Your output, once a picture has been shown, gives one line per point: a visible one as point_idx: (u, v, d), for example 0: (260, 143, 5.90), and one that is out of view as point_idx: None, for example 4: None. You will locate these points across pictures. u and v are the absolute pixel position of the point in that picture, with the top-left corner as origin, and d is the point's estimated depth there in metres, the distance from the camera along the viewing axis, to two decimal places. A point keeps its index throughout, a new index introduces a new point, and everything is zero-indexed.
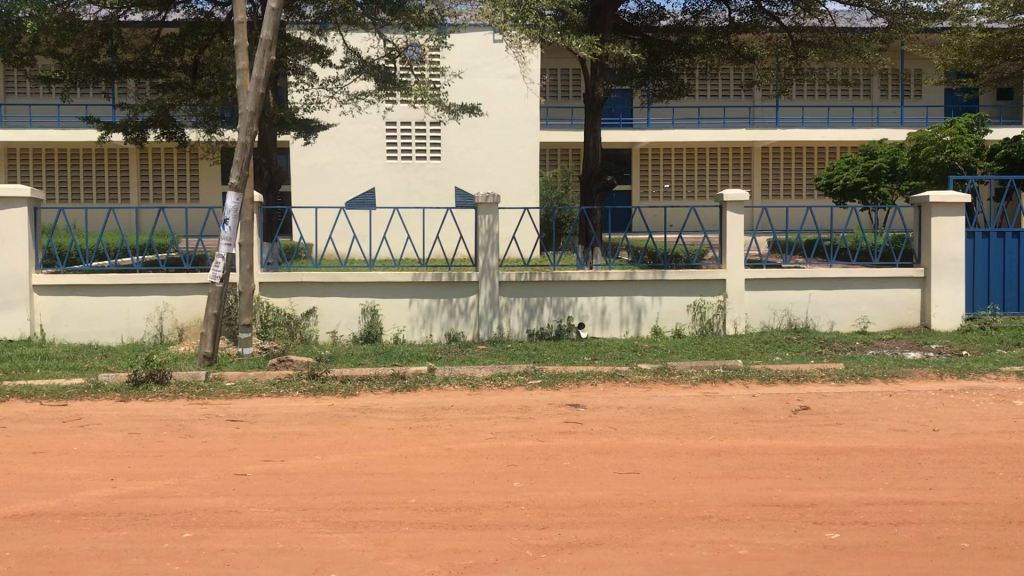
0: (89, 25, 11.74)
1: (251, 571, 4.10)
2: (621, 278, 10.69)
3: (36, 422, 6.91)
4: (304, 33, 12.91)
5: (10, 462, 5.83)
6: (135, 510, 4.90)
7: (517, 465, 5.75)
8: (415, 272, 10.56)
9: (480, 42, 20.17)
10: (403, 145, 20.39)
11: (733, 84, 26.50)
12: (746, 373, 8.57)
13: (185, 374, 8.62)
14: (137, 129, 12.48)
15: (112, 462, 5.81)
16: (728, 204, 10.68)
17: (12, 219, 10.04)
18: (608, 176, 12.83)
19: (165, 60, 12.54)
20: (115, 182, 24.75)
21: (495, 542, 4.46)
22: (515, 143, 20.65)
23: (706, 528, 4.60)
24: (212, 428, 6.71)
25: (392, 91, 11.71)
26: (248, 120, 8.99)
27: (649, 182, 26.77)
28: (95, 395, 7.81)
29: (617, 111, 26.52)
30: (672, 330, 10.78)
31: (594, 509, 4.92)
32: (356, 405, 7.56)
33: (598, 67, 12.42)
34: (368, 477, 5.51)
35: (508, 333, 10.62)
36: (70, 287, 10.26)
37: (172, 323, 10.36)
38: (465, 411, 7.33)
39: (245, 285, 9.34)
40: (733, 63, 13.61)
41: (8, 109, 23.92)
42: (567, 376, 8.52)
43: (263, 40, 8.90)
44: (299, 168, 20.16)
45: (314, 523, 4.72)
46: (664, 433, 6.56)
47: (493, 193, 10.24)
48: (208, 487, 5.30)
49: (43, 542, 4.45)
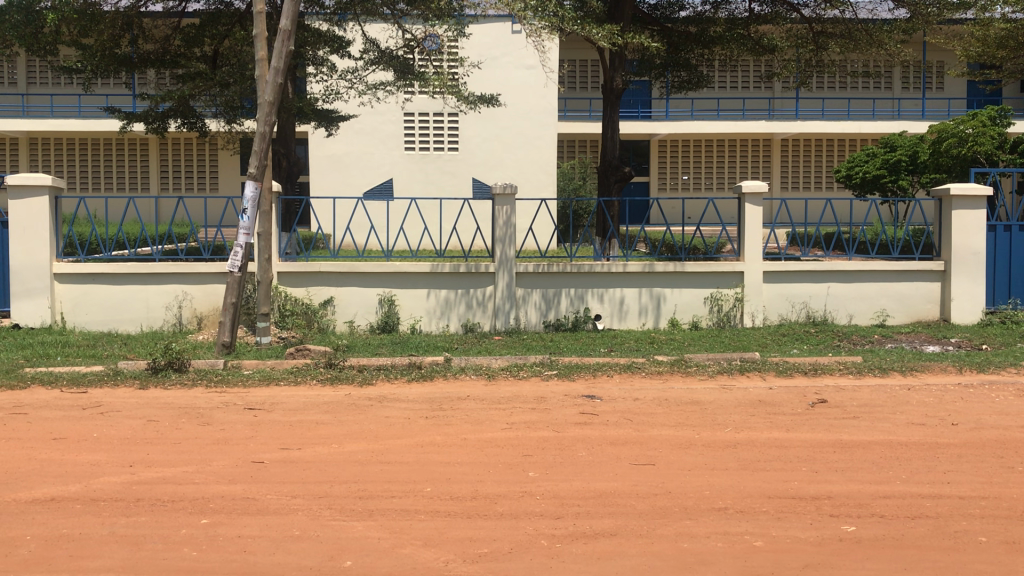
0: (111, 16, 11.70)
1: (267, 557, 4.14)
2: (639, 270, 10.67)
3: (57, 408, 6.98)
4: (321, 22, 12.84)
5: (32, 448, 5.90)
6: (154, 497, 4.95)
7: (532, 456, 5.76)
8: (432, 263, 10.56)
9: (500, 32, 20.25)
10: (421, 136, 20.40)
11: (752, 76, 26.34)
12: (763, 365, 8.54)
13: (204, 362, 8.68)
14: (158, 119, 12.47)
15: (132, 449, 5.86)
16: (746, 196, 10.64)
17: (32, 208, 10.15)
18: (625, 168, 12.71)
19: (185, 51, 12.54)
20: (135, 171, 24.90)
21: (510, 531, 4.47)
22: (533, 135, 20.60)
23: (721, 520, 4.60)
24: (230, 416, 6.77)
25: (411, 82, 11.66)
26: (266, 110, 8.97)
27: (668, 174, 26.60)
28: (115, 381, 7.90)
29: (635, 103, 26.50)
30: (689, 322, 10.75)
31: (609, 499, 4.92)
32: (373, 394, 7.59)
33: (617, 57, 12.30)
34: (385, 466, 5.55)
35: (525, 324, 10.64)
36: (89, 276, 10.34)
37: (192, 312, 10.42)
38: (481, 401, 7.33)
39: (265, 274, 9.41)
40: (752, 55, 13.33)
41: (30, 100, 24.15)
42: (583, 367, 8.50)
43: (283, 30, 8.92)
44: (318, 159, 20.25)
45: (331, 511, 4.75)
46: (680, 425, 6.54)
47: (511, 184, 10.23)
48: (226, 474, 5.34)
49: (63, 527, 4.50)
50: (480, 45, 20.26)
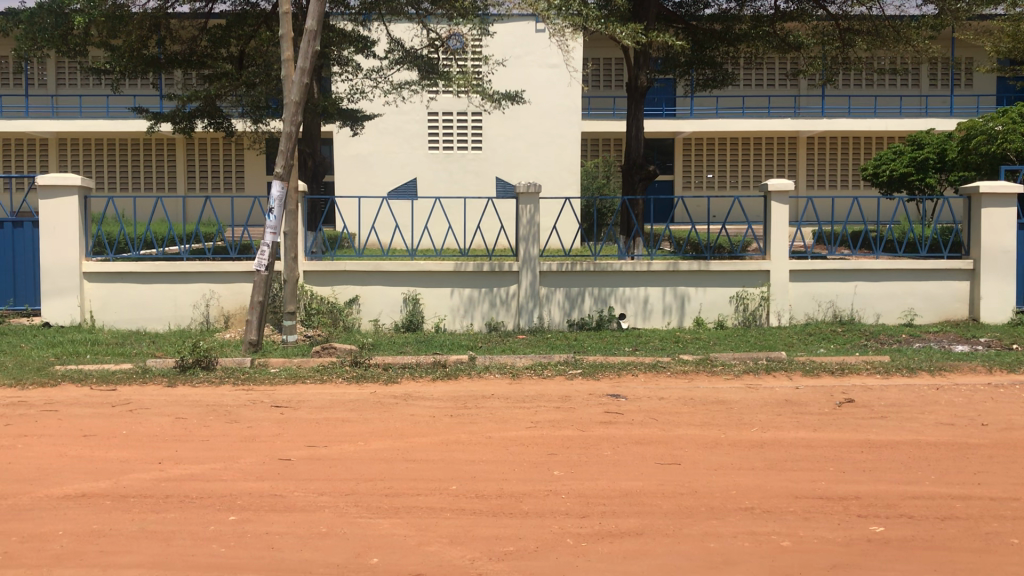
0: (139, 17, 11.80)
1: (295, 554, 4.16)
2: (664, 269, 10.64)
3: (87, 406, 7.06)
4: (346, 22, 12.87)
5: (62, 445, 5.97)
6: (182, 493, 5.00)
7: (557, 455, 5.76)
8: (456, 262, 10.58)
9: (523, 31, 20.22)
10: (445, 135, 20.45)
11: (777, 74, 26.15)
12: (789, 365, 8.49)
13: (231, 360, 8.74)
14: (185, 119, 12.56)
15: (160, 446, 5.92)
16: (772, 194, 10.58)
17: (61, 207, 10.28)
18: (649, 166, 12.67)
19: (212, 52, 12.57)
20: (162, 171, 25.11)
21: (535, 529, 4.47)
22: (557, 134, 20.58)
23: (748, 520, 4.58)
24: (257, 414, 6.81)
25: (436, 82, 11.68)
26: (293, 110, 9.03)
27: (692, 172, 26.50)
28: (143, 379, 7.98)
29: (660, 101, 26.42)
30: (715, 321, 10.70)
31: (635, 499, 4.92)
32: (398, 392, 7.62)
33: (642, 55, 12.25)
34: (411, 463, 5.57)
35: (548, 323, 10.63)
36: (118, 275, 10.46)
37: (219, 311, 10.50)
38: (506, 400, 7.34)
39: (291, 273, 9.47)
40: (777, 52, 13.24)
41: (59, 100, 24.42)
42: (608, 366, 8.49)
43: (308, 30, 8.98)
44: (342, 159, 20.36)
45: (358, 508, 4.78)
46: (706, 424, 6.52)
47: (534, 182, 10.26)
48: (253, 471, 5.39)
49: (93, 523, 4.56)
50: (504, 43, 20.24)
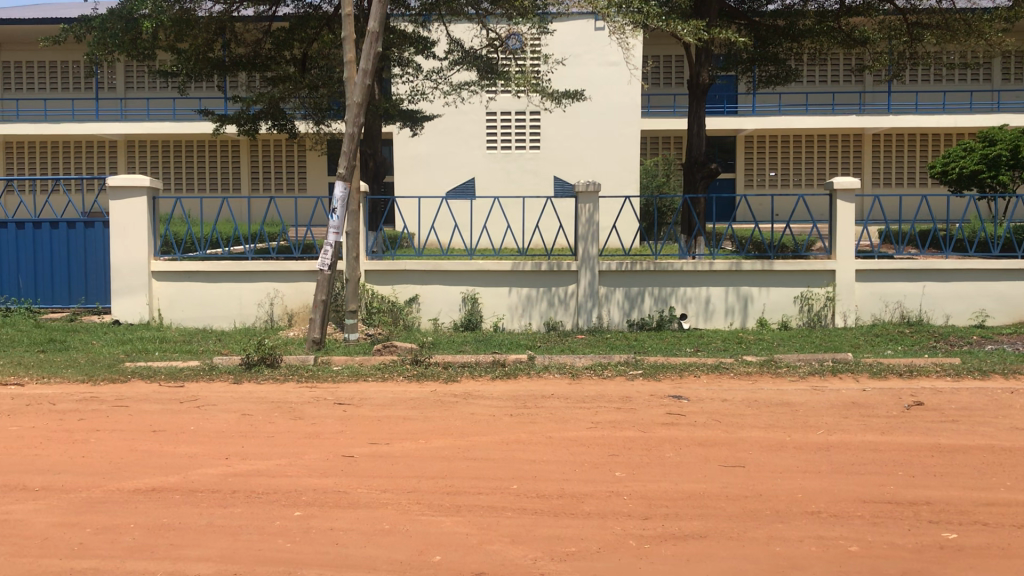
0: (205, 21, 12.04)
1: (358, 550, 4.20)
2: (726, 269, 10.51)
3: (156, 402, 7.22)
4: (407, 23, 12.95)
5: (132, 440, 6.11)
6: (248, 489, 5.08)
7: (618, 456, 5.72)
8: (515, 261, 10.58)
9: (582, 30, 20.14)
10: (504, 134, 20.50)
11: (842, 70, 25.66)
12: (856, 367, 8.31)
13: (295, 358, 8.87)
14: (250, 121, 12.75)
15: (227, 442, 6.02)
16: (838, 192, 10.40)
17: (131, 208, 10.54)
18: (711, 164, 12.52)
19: (276, 54, 12.80)
20: (227, 171, 25.61)
21: (597, 530, 4.45)
22: (616, 132, 20.46)
23: (815, 524, 4.50)
24: (320, 411, 6.90)
25: (495, 81, 11.71)
26: (355, 111, 9.13)
27: (755, 170, 26.16)
28: (210, 376, 8.14)
29: (722, 98, 26.14)
30: (779, 322, 10.54)
31: (698, 501, 4.86)
32: (458, 391, 7.65)
33: (704, 52, 12.12)
34: (471, 462, 5.58)
35: (608, 323, 10.58)
36: (185, 274, 10.69)
37: (282, 309, 10.66)
38: (566, 400, 7.32)
39: (352, 272, 9.58)
40: (842, 48, 12.97)
41: (128, 103, 25.06)
42: (669, 367, 8.41)
43: (371, 32, 9.07)
44: (401, 159, 20.55)
45: (419, 506, 4.80)
46: (770, 427, 6.42)
47: (593, 181, 10.22)
48: (317, 468, 5.45)
49: (163, 516, 4.65)
50: (563, 42, 20.19)
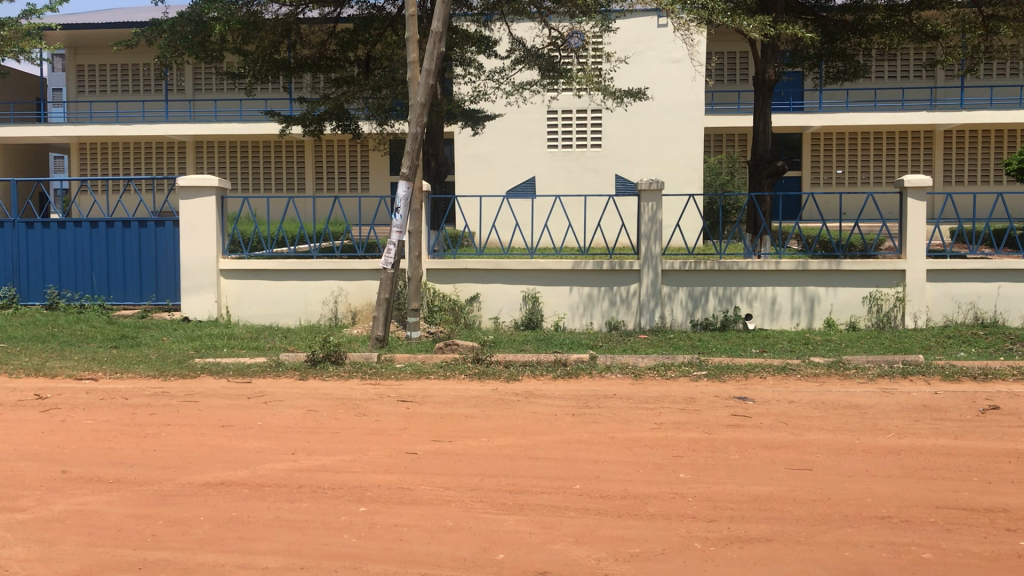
0: (271, 23, 12.23)
1: (422, 546, 4.23)
2: (792, 268, 10.33)
3: (225, 397, 7.37)
4: (469, 23, 13.00)
5: (202, 434, 6.25)
6: (315, 484, 5.15)
7: (682, 457, 5.67)
8: (576, 260, 10.55)
9: (644, 27, 20.00)
10: (565, 133, 20.48)
11: (912, 65, 25.06)
12: (927, 369, 8.11)
13: (359, 355, 8.97)
14: (315, 122, 12.93)
15: (293, 437, 6.11)
16: (908, 190, 10.16)
17: (200, 208, 10.77)
18: (777, 161, 12.32)
19: (340, 55, 12.95)
20: (292, 171, 26.03)
21: (662, 532, 4.41)
22: (678, 130, 20.27)
23: (885, 529, 4.39)
24: (384, 408, 6.97)
25: (557, 80, 11.67)
26: (418, 111, 9.18)
27: (821, 168, 25.69)
28: (276, 372, 8.28)
29: (787, 95, 25.74)
30: (846, 322, 10.33)
31: (765, 504, 4.78)
32: (520, 390, 7.65)
33: (769, 47, 11.94)
34: (534, 461, 5.58)
35: (671, 323, 10.48)
36: (252, 272, 10.89)
37: (346, 307, 10.78)
38: (629, 400, 7.27)
39: (415, 270, 9.64)
40: (913, 42, 12.64)
41: (196, 105, 25.62)
42: (734, 368, 8.31)
43: (434, 32, 9.12)
44: (462, 158, 20.65)
45: (483, 504, 4.81)
46: (838, 429, 6.29)
47: (657, 180, 10.14)
48: (382, 464, 5.50)
49: (232, 510, 4.74)
50: (625, 40, 20.08)
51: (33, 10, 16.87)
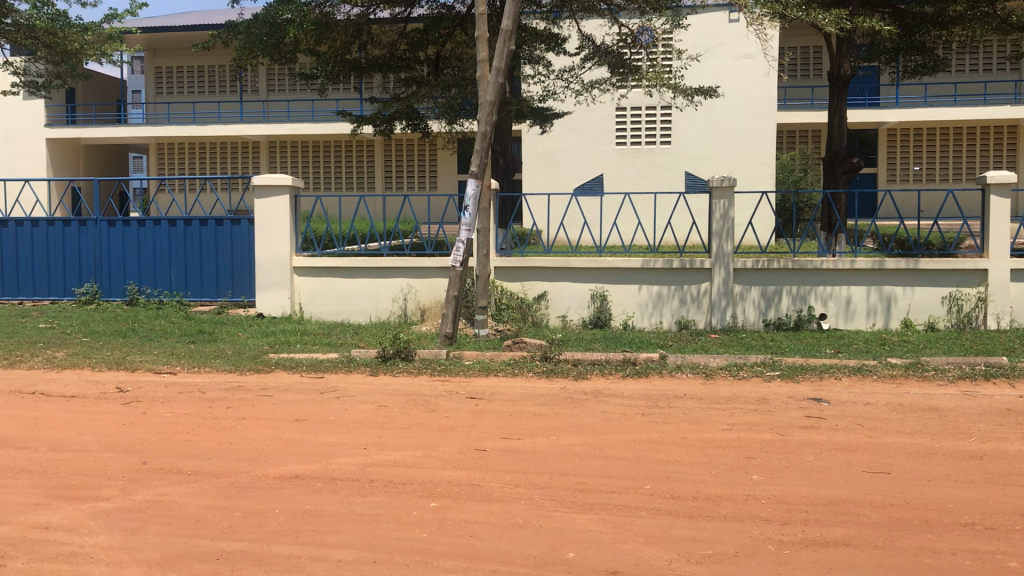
0: (343, 24, 12.42)
1: (493, 543, 4.24)
2: (868, 267, 10.10)
3: (298, 392, 7.50)
4: (539, 22, 13.00)
5: (277, 428, 6.37)
6: (386, 479, 5.21)
7: (755, 458, 5.58)
8: (645, 258, 10.48)
9: (715, 23, 19.77)
10: (634, 130, 20.35)
11: (994, 58, 24.30)
12: (1011, 372, 7.84)
13: (428, 352, 9.04)
14: (385, 121, 13.06)
15: (365, 432, 6.20)
16: (991, 187, 9.86)
17: (275, 206, 10.99)
18: (853, 158, 12.05)
19: (410, 54, 13.08)
20: (362, 170, 26.37)
21: (734, 534, 4.35)
22: (749, 126, 19.97)
23: (968, 536, 4.27)
24: (454, 405, 7.02)
25: (626, 77, 11.60)
26: (488, 109, 9.22)
27: (897, 165, 25.06)
28: (348, 368, 8.40)
29: (862, 90, 25.18)
30: (925, 323, 10.06)
31: (841, 507, 4.68)
32: (589, 389, 7.63)
33: (845, 41, 11.70)
34: (603, 460, 5.55)
35: (743, 322, 10.33)
36: (324, 270, 11.06)
37: (415, 304, 10.88)
38: (700, 400, 7.19)
39: (483, 268, 9.68)
40: (997, 34, 12.22)
41: (270, 105, 26.14)
42: (808, 369, 8.16)
43: (505, 30, 9.15)
44: (530, 156, 20.68)
45: (553, 502, 4.81)
46: (917, 432, 6.13)
47: (728, 177, 10.01)
48: (452, 460, 5.54)
49: (306, 502, 4.83)
50: (696, 36, 19.88)
51: (115, 14, 17.40)
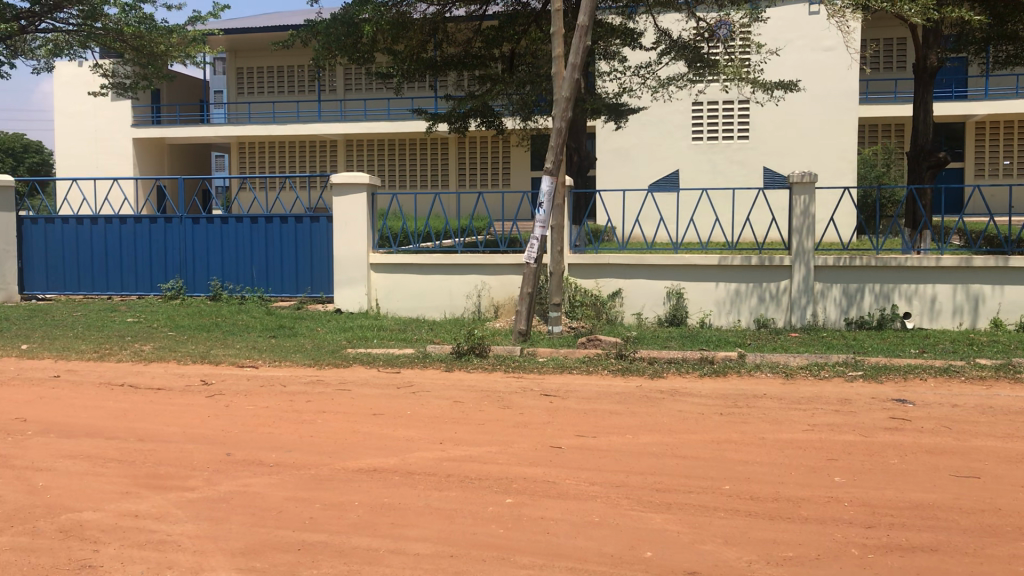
0: (419, 23, 12.58)
1: (570, 540, 4.24)
2: (955, 264, 9.79)
3: (375, 387, 7.61)
4: (615, 18, 12.94)
5: (355, 422, 6.48)
6: (462, 474, 5.25)
7: (837, 460, 5.46)
8: (722, 255, 10.34)
9: (795, 15, 19.41)
10: (709, 125, 20.09)
11: None
12: None
13: (503, 348, 9.08)
14: (460, 119, 13.15)
15: (442, 428, 6.25)
16: None
17: (352, 203, 11.17)
18: (939, 153, 11.69)
19: (485, 52, 13.15)
20: (436, 167, 26.60)
21: (816, 537, 4.26)
22: (829, 120, 19.55)
23: None
24: (528, 401, 7.03)
25: (703, 71, 11.46)
26: (563, 106, 9.22)
27: (986, 160, 24.22)
28: (423, 363, 8.49)
29: (948, 82, 24.41)
30: (1016, 322, 9.72)
31: (928, 512, 4.55)
32: (665, 387, 7.56)
33: (931, 31, 11.36)
34: (680, 460, 5.50)
35: (824, 321, 10.12)
36: (400, 266, 11.19)
37: (489, 301, 10.93)
38: (779, 400, 7.07)
39: (557, 265, 9.67)
40: None
41: (347, 104, 26.55)
42: (892, 369, 7.96)
43: (580, 26, 9.14)
44: (604, 152, 20.59)
45: (630, 501, 4.78)
46: (1009, 436, 5.91)
47: (808, 172, 9.82)
48: (528, 457, 5.55)
49: (384, 496, 4.89)
50: (775, 29, 19.56)
51: (199, 17, 17.89)
